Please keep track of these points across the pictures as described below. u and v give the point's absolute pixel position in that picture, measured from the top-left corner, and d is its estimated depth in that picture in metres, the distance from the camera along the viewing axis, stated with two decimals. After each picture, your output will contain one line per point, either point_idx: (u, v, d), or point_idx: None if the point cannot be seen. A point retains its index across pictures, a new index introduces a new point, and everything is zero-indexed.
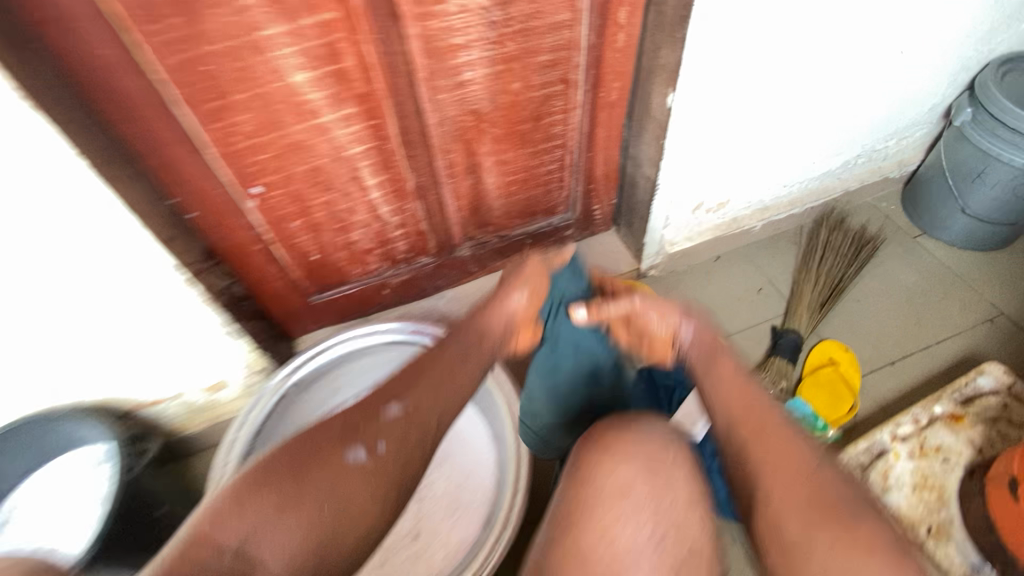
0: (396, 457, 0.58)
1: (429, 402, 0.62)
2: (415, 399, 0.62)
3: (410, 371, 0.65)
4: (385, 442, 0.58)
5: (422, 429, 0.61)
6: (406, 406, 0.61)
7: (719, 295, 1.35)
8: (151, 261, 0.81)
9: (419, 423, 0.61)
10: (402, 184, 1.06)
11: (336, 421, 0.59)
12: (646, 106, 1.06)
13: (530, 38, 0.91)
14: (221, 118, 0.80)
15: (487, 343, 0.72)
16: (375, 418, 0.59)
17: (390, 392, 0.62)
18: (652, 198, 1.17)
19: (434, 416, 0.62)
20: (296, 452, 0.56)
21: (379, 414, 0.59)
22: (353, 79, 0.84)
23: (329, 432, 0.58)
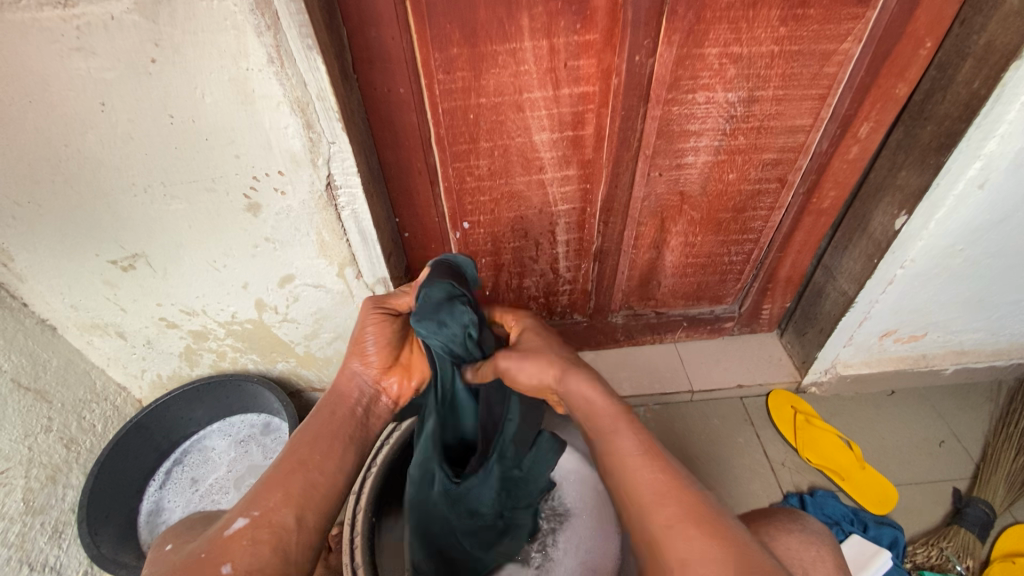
0: (254, 566, 0.52)
1: (282, 501, 0.58)
2: (263, 500, 0.57)
3: (287, 468, 0.61)
4: (232, 562, 0.52)
5: (284, 529, 0.56)
6: (254, 512, 0.56)
7: (892, 436, 1.20)
8: (368, 266, 0.86)
9: (272, 525, 0.56)
10: (588, 245, 1.06)
11: (191, 553, 0.54)
12: (864, 221, 0.99)
13: (762, 135, 0.90)
14: (464, 160, 0.87)
15: (343, 411, 0.71)
16: (220, 542, 0.53)
17: (247, 498, 0.58)
18: (841, 315, 1.08)
19: (291, 511, 0.58)
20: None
21: (223, 535, 0.54)
22: (584, 146, 0.88)
23: (188, 564, 0.52)
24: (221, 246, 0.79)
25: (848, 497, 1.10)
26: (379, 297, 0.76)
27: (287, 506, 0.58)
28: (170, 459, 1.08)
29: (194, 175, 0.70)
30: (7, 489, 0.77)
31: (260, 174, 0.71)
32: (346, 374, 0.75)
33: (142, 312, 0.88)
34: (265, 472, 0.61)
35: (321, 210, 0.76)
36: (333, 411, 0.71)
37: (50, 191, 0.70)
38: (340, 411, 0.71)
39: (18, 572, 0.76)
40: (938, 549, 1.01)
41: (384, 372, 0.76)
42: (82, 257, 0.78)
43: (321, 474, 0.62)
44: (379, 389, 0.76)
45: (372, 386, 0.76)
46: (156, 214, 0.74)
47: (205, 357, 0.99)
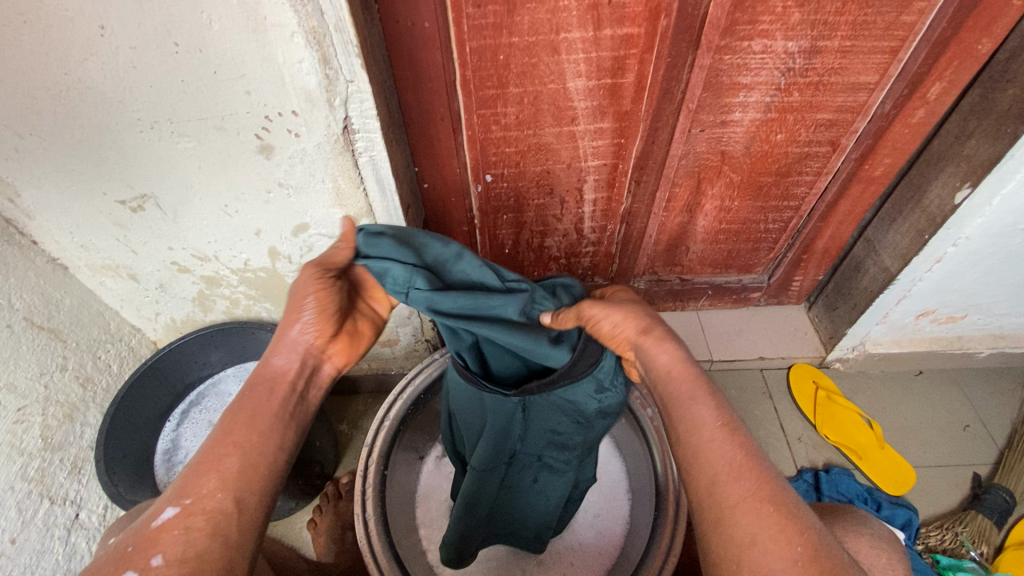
0: (189, 554, 0.49)
1: (217, 485, 0.54)
2: (196, 484, 0.54)
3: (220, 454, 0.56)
4: (163, 553, 0.49)
5: (223, 510, 0.52)
6: (185, 498, 0.53)
7: (914, 417, 1.17)
8: (386, 217, 0.82)
9: (206, 509, 0.52)
10: (616, 206, 1.00)
11: (123, 544, 0.52)
12: (919, 193, 0.92)
13: (819, 93, 0.82)
14: (491, 107, 0.81)
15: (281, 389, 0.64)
16: (149, 533, 0.50)
17: (182, 483, 0.54)
18: (879, 292, 1.03)
19: (229, 494, 0.54)
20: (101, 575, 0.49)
21: (153, 525, 0.51)
22: (623, 95, 0.80)
23: (118, 558, 0.50)
24: (233, 190, 0.75)
25: (864, 476, 1.08)
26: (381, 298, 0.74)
27: (231, 490, 0.54)
28: (185, 401, 1.09)
29: (203, 112, 0.65)
30: (26, 425, 0.77)
31: (273, 113, 0.65)
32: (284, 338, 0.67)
33: (153, 255, 0.86)
34: (197, 459, 0.56)
35: (338, 155, 0.71)
36: (271, 388, 0.63)
37: (51, 123, 0.65)
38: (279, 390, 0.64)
39: (40, 505, 0.78)
40: (952, 533, 0.99)
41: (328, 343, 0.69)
42: (89, 196, 0.75)
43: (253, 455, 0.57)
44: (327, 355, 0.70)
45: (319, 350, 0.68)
46: (163, 152, 0.70)
47: (218, 303, 0.97)
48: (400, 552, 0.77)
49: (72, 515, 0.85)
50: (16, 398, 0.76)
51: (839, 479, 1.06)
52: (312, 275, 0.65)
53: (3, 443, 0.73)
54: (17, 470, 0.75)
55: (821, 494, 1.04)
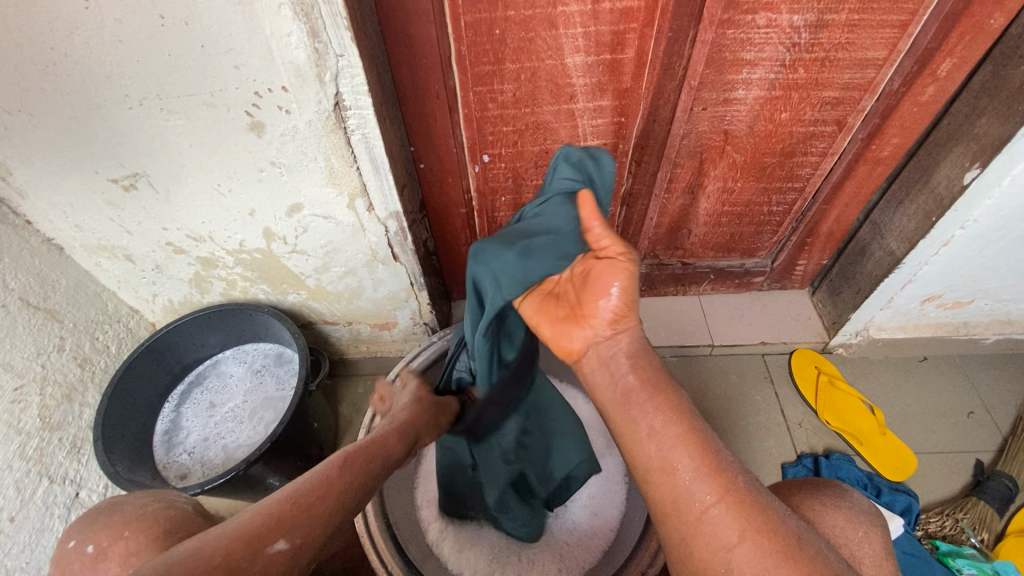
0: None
1: (318, 531, 0.42)
2: (328, 495, 0.45)
3: (316, 495, 0.44)
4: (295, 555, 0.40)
5: (312, 573, 0.41)
6: (296, 537, 0.41)
7: (918, 404, 1.15)
8: (381, 198, 0.80)
9: (308, 563, 0.41)
10: (616, 188, 0.99)
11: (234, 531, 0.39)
12: (927, 174, 0.89)
13: (826, 69, 0.79)
14: (487, 84, 0.79)
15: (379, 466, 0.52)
16: (279, 531, 0.40)
17: (283, 511, 0.41)
18: (883, 276, 1.01)
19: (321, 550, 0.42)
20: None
21: (263, 553, 0.38)
22: (622, 71, 0.78)
23: (236, 543, 0.38)
24: (225, 168, 0.74)
25: (864, 462, 1.07)
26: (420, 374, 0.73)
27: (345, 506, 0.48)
28: (184, 382, 1.09)
29: (192, 88, 0.64)
30: (24, 405, 0.78)
31: (263, 89, 0.64)
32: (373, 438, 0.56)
33: (148, 235, 0.85)
34: (300, 486, 0.44)
35: (330, 133, 0.70)
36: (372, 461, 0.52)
37: (38, 99, 0.64)
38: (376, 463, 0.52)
39: (39, 484, 0.79)
40: (953, 519, 0.98)
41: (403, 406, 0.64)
42: (81, 175, 0.74)
43: (344, 503, 0.46)
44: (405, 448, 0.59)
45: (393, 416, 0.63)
46: (153, 129, 0.69)
47: (215, 284, 0.97)
48: (397, 531, 0.77)
49: (72, 494, 0.85)
50: (13, 377, 0.76)
51: (840, 464, 1.05)
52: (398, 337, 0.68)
53: (1, 423, 0.74)
54: (15, 449, 0.75)
55: (820, 480, 1.04)
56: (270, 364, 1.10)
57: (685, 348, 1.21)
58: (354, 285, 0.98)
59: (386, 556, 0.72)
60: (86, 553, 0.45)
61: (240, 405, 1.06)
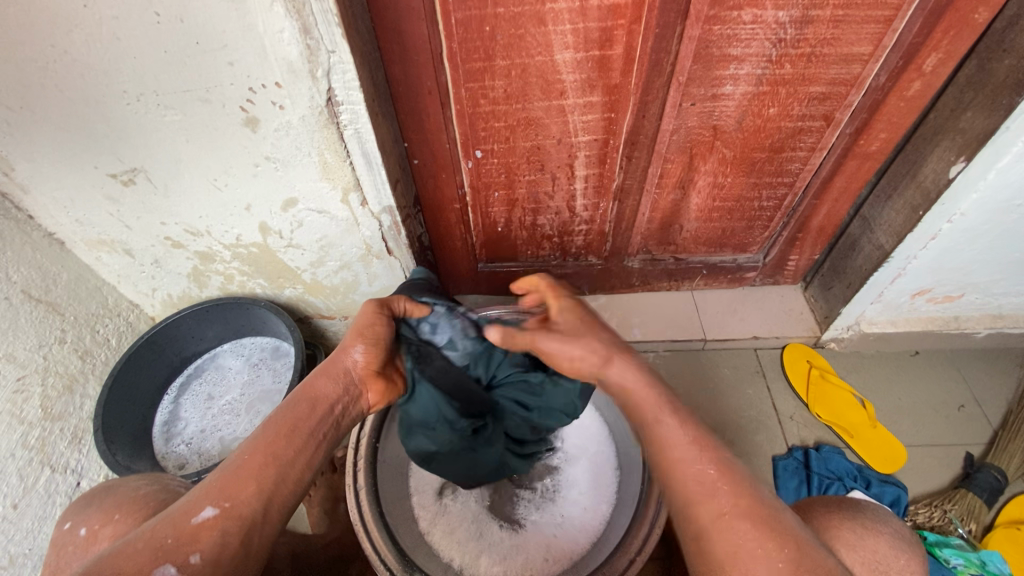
0: (222, 560, 0.51)
1: (251, 493, 0.55)
2: (234, 489, 0.55)
3: (247, 465, 0.57)
4: (201, 552, 0.51)
5: (250, 520, 0.54)
6: (224, 501, 0.54)
7: (909, 398, 1.16)
8: (374, 192, 0.82)
9: (240, 517, 0.54)
10: (608, 183, 1.00)
11: (154, 531, 0.52)
12: (914, 169, 0.91)
13: (812, 65, 0.80)
14: (478, 80, 0.80)
15: (325, 409, 0.65)
16: (188, 530, 0.51)
17: (216, 484, 0.55)
18: (873, 270, 1.02)
19: (259, 503, 0.55)
20: (132, 556, 0.50)
21: (191, 522, 0.52)
22: (611, 68, 0.79)
23: (153, 544, 0.50)
24: (221, 163, 0.76)
25: (854, 454, 1.09)
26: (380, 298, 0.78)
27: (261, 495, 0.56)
28: (183, 375, 1.11)
29: (187, 84, 0.66)
30: (26, 396, 0.80)
31: (257, 84, 0.66)
32: (318, 377, 0.68)
33: (147, 230, 0.87)
34: (232, 462, 0.57)
35: (323, 128, 0.71)
36: (313, 406, 0.65)
37: (39, 95, 0.66)
38: (318, 408, 0.65)
39: (41, 472, 0.81)
40: (941, 510, 1.00)
41: (371, 376, 0.72)
42: (80, 169, 0.76)
43: (253, 493, 0.55)
44: (362, 391, 0.72)
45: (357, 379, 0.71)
46: (151, 124, 0.70)
47: (213, 279, 0.99)
48: (390, 521, 0.79)
49: (73, 483, 0.87)
50: (15, 368, 0.78)
51: (830, 457, 1.07)
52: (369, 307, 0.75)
53: (3, 412, 0.76)
54: (17, 438, 0.77)
55: (810, 471, 1.05)
56: (268, 357, 1.12)
57: (678, 342, 1.22)
58: (349, 279, 0.99)
59: (379, 544, 0.74)
60: (79, 536, 0.60)
61: (238, 397, 1.08)
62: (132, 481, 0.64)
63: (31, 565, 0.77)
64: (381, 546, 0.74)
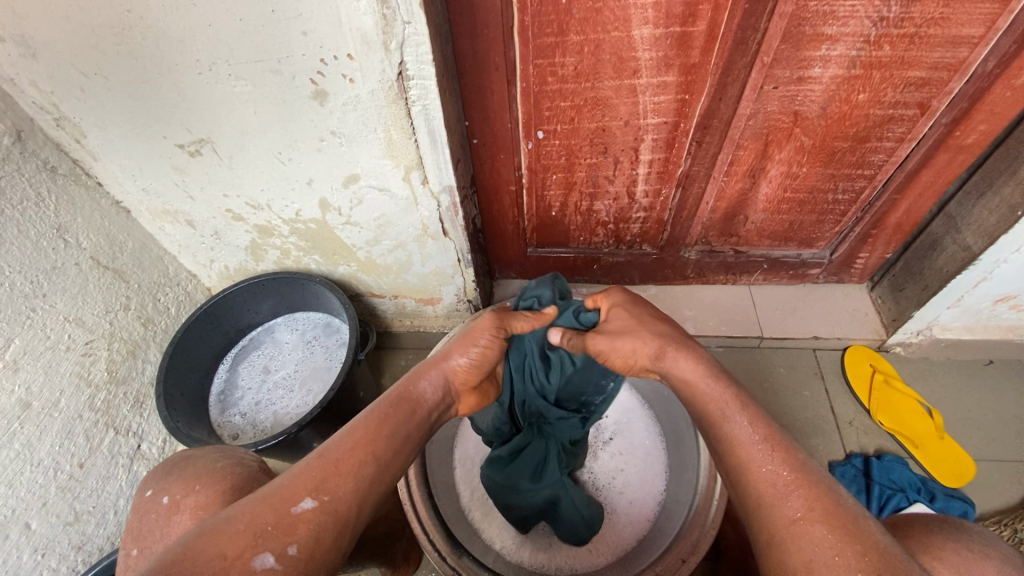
0: (319, 554, 0.49)
1: (348, 491, 0.52)
2: (334, 483, 0.52)
3: (341, 454, 0.54)
4: (298, 545, 0.48)
5: (347, 517, 0.51)
6: (323, 494, 0.51)
7: (981, 409, 1.09)
8: (436, 171, 0.80)
9: (337, 513, 0.51)
10: (672, 169, 0.95)
11: (253, 512, 0.49)
12: (1015, 164, 0.83)
13: (914, 47, 0.74)
14: (548, 57, 0.77)
15: (422, 415, 0.63)
16: (288, 519, 0.49)
17: (316, 473, 0.52)
18: (955, 273, 0.95)
19: (355, 503, 0.52)
20: (233, 536, 0.47)
21: (291, 512, 0.49)
22: (690, 45, 0.74)
23: (249, 526, 0.48)
24: (288, 136, 0.75)
25: (918, 465, 1.03)
26: (502, 317, 0.74)
27: (355, 495, 0.53)
28: (237, 345, 1.13)
29: (260, 54, 0.64)
30: (93, 359, 0.82)
31: (329, 56, 0.64)
32: (418, 378, 0.66)
33: (209, 202, 0.87)
34: (332, 451, 0.54)
35: (391, 103, 0.69)
36: (411, 409, 0.62)
37: (116, 62, 0.66)
38: (416, 412, 0.63)
39: (106, 434, 0.84)
40: (1010, 529, 0.93)
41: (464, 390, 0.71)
42: (151, 140, 0.76)
43: (356, 490, 0.53)
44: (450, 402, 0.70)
45: (448, 394, 0.69)
46: (221, 95, 0.70)
47: (270, 253, 0.99)
48: (435, 500, 0.80)
49: (134, 445, 0.90)
50: (84, 332, 0.81)
51: (893, 466, 1.01)
52: (487, 322, 0.72)
53: (72, 374, 0.78)
54: (85, 399, 0.80)
55: (870, 480, 1.00)
56: (320, 334, 1.13)
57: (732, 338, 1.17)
58: (403, 259, 0.98)
59: (427, 526, 0.75)
60: (162, 505, 0.61)
61: (293, 372, 1.09)
62: (207, 454, 0.64)
63: (95, 522, 0.81)
64: (429, 527, 0.75)
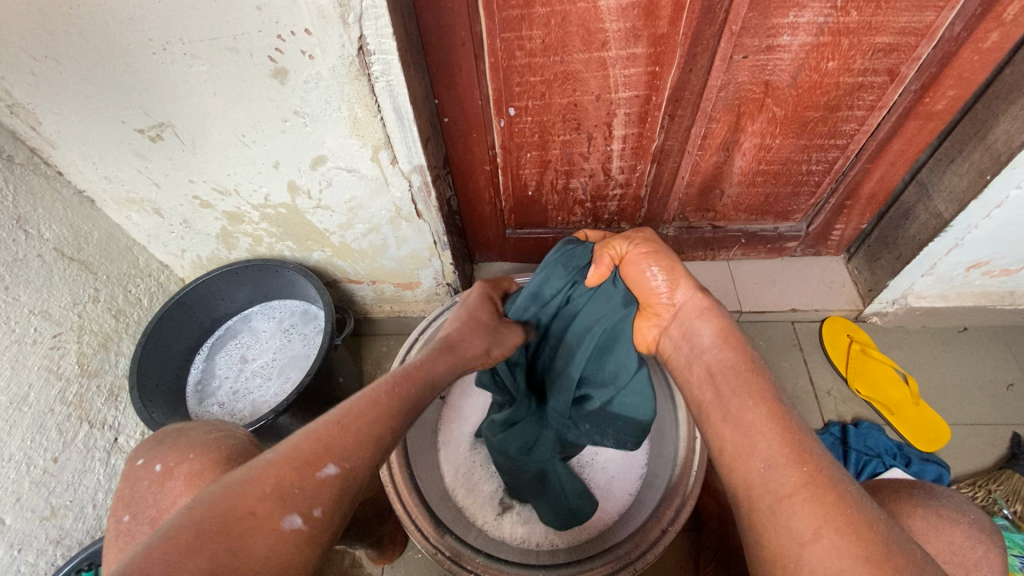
0: (339, 518, 0.48)
1: (368, 458, 0.51)
2: (355, 449, 0.51)
3: (358, 416, 0.53)
4: (324, 509, 0.47)
5: (366, 483, 0.51)
6: (346, 460, 0.50)
7: (956, 376, 1.11)
8: (406, 151, 0.79)
9: (358, 479, 0.50)
10: (646, 145, 0.95)
11: (276, 473, 0.47)
12: (983, 130, 0.84)
13: (880, 12, 0.73)
14: (515, 31, 0.76)
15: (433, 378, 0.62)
16: (313, 483, 0.48)
17: (335, 436, 0.51)
18: (927, 240, 0.96)
19: (374, 469, 0.52)
20: (258, 496, 0.46)
21: (316, 476, 0.48)
22: (658, 14, 0.73)
23: (275, 487, 0.46)
24: (250, 118, 0.73)
25: (894, 431, 1.05)
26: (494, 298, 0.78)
27: (373, 461, 0.52)
28: (214, 335, 1.12)
29: (215, 31, 0.62)
30: (62, 352, 0.81)
31: (285, 32, 0.62)
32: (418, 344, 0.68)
33: (175, 188, 0.85)
34: (353, 416, 0.53)
35: (354, 80, 0.68)
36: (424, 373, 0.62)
37: (66, 44, 0.64)
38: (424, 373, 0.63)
39: (80, 428, 0.83)
40: (984, 491, 0.97)
41: None
42: (108, 125, 0.74)
43: (376, 456, 0.52)
44: None
45: None
46: (178, 76, 0.68)
47: (242, 240, 0.98)
48: (417, 479, 0.80)
49: (111, 439, 0.89)
50: (51, 325, 0.79)
51: (870, 433, 1.03)
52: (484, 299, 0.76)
53: (41, 367, 0.77)
54: (55, 393, 0.79)
55: (847, 448, 1.01)
56: (297, 321, 1.12)
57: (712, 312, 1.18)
58: (378, 242, 0.97)
59: (409, 506, 0.75)
60: (155, 472, 0.60)
61: (272, 360, 1.09)
62: (202, 426, 0.64)
63: (74, 515, 0.80)
64: (412, 506, 0.75)
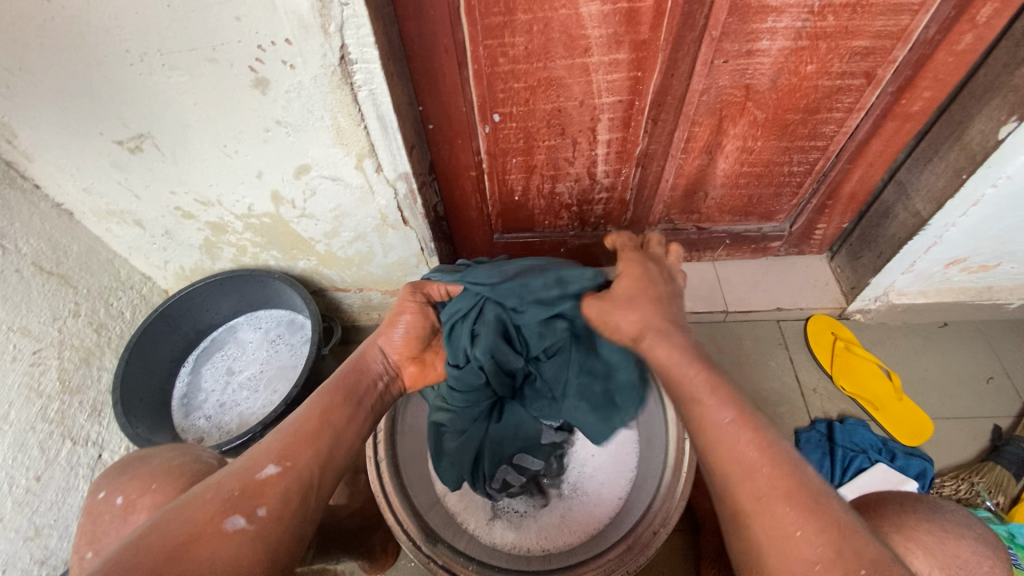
0: (288, 515, 0.50)
1: (310, 457, 0.54)
2: (294, 450, 0.54)
3: (295, 425, 0.57)
4: (267, 506, 0.49)
5: (311, 479, 0.53)
6: (286, 459, 0.53)
7: (938, 370, 1.13)
8: (390, 159, 0.79)
9: (300, 474, 0.53)
10: (630, 149, 0.96)
11: (217, 485, 0.50)
12: (958, 130, 0.85)
13: (857, 16, 0.74)
14: (497, 38, 0.76)
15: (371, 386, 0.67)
16: (253, 484, 0.50)
17: (275, 446, 0.54)
18: (907, 238, 0.98)
19: (317, 466, 0.54)
20: (200, 506, 0.48)
21: (255, 477, 0.51)
22: (639, 20, 0.74)
23: (217, 495, 0.49)
24: (232, 128, 0.73)
25: (879, 427, 1.07)
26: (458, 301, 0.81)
27: (316, 459, 0.55)
28: (198, 347, 1.11)
29: (194, 41, 0.62)
30: (43, 368, 0.79)
31: (266, 42, 0.62)
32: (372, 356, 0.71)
33: (156, 200, 0.84)
34: (287, 426, 0.57)
35: (336, 89, 0.68)
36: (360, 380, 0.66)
37: (40, 56, 0.62)
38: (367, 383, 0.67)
39: (62, 445, 0.81)
40: (967, 483, 0.98)
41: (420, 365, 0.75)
42: (85, 137, 0.73)
43: (317, 454, 0.55)
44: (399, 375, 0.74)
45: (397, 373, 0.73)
46: (157, 86, 0.67)
47: (226, 251, 0.97)
48: (408, 488, 0.80)
49: (94, 455, 0.88)
50: (31, 342, 0.77)
51: (855, 430, 1.04)
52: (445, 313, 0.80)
53: (21, 385, 0.75)
54: (36, 411, 0.77)
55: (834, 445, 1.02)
56: (284, 331, 1.11)
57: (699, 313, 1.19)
58: (364, 250, 0.97)
59: (400, 515, 0.75)
60: (116, 504, 0.59)
61: (259, 371, 1.08)
62: (164, 452, 0.63)
63: (57, 535, 0.78)
64: (402, 515, 0.75)
